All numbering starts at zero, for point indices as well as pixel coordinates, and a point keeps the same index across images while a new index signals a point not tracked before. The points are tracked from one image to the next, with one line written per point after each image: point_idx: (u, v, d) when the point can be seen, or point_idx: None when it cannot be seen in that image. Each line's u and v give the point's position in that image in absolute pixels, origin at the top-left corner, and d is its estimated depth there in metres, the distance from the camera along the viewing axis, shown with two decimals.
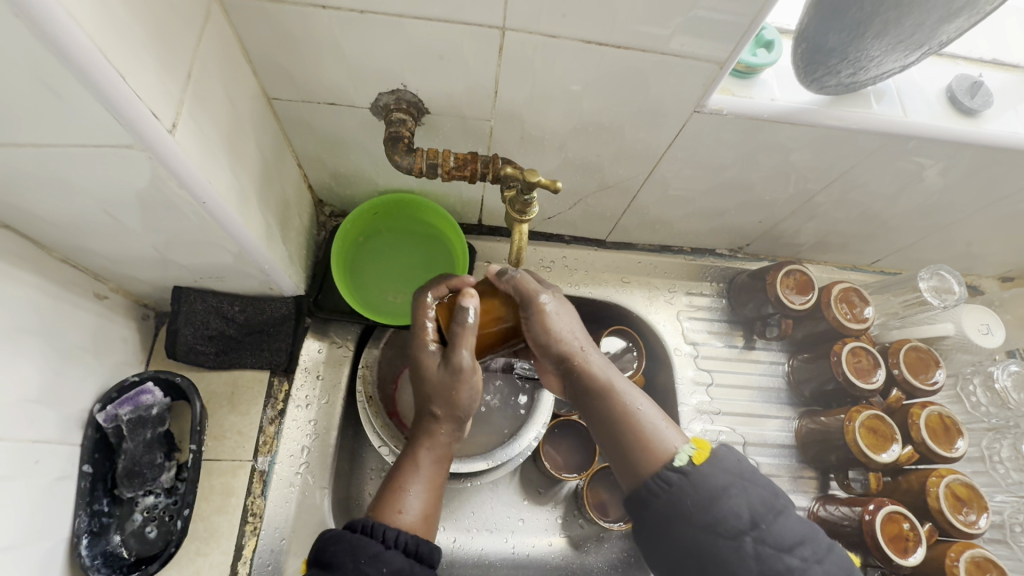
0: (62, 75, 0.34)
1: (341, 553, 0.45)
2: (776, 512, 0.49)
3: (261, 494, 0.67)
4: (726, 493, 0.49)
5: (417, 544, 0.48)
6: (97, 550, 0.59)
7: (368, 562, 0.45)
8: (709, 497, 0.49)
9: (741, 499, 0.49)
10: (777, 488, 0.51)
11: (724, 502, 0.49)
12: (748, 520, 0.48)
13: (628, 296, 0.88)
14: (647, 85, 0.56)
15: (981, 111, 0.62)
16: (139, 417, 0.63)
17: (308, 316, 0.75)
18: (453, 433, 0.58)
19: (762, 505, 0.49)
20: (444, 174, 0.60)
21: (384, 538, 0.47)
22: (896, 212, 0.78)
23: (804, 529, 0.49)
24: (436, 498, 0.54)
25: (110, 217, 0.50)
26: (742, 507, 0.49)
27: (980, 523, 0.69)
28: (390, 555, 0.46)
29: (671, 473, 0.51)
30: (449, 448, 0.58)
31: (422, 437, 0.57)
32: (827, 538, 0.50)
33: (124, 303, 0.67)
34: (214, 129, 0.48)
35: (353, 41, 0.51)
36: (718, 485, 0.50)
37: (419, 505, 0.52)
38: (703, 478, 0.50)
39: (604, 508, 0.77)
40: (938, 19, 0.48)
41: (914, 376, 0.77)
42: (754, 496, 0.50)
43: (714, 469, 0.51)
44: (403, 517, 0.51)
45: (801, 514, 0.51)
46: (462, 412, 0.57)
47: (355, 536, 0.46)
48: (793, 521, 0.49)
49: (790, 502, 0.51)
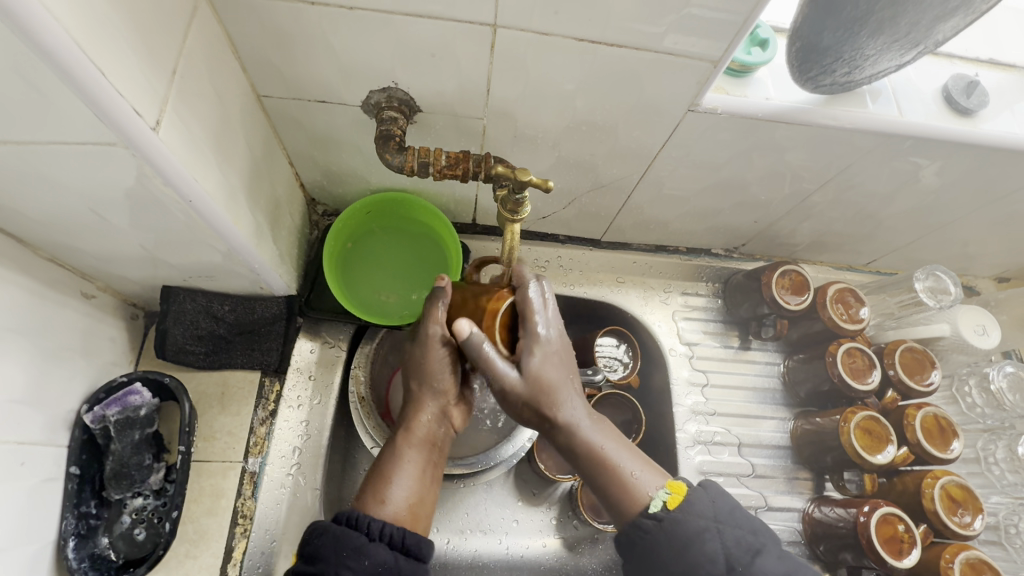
0: (42, 72, 0.33)
1: (324, 545, 0.45)
2: (754, 554, 0.49)
3: (251, 496, 0.66)
4: (700, 538, 0.49)
5: (403, 535, 0.47)
6: (83, 552, 0.58)
7: (351, 555, 0.45)
8: (684, 542, 0.49)
9: (716, 543, 0.49)
10: (756, 525, 0.51)
11: (697, 546, 0.49)
12: (724, 564, 0.48)
13: (623, 296, 0.87)
14: (641, 83, 0.55)
15: (977, 111, 0.62)
16: (126, 419, 0.62)
17: (300, 315, 0.75)
18: (435, 415, 0.58)
19: (739, 548, 0.49)
20: (436, 173, 0.59)
21: (369, 531, 0.47)
22: (892, 212, 0.78)
23: (786, 567, 0.49)
24: (424, 488, 0.54)
25: (97, 216, 0.49)
26: (718, 551, 0.49)
27: (974, 525, 0.68)
28: (374, 548, 0.46)
29: (647, 520, 0.51)
30: (434, 436, 0.58)
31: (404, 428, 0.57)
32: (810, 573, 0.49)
33: (113, 303, 0.67)
34: (201, 127, 0.48)
35: (343, 38, 0.51)
36: (693, 529, 0.50)
37: (404, 495, 0.52)
38: (677, 524, 0.50)
39: (598, 509, 0.76)
40: (933, 18, 0.47)
41: (910, 377, 0.76)
42: (729, 539, 0.50)
43: (689, 514, 0.51)
44: (387, 507, 0.51)
45: (781, 552, 0.50)
46: (438, 386, 0.58)
47: (339, 529, 0.46)
48: (774, 561, 0.49)
49: (768, 540, 0.51)
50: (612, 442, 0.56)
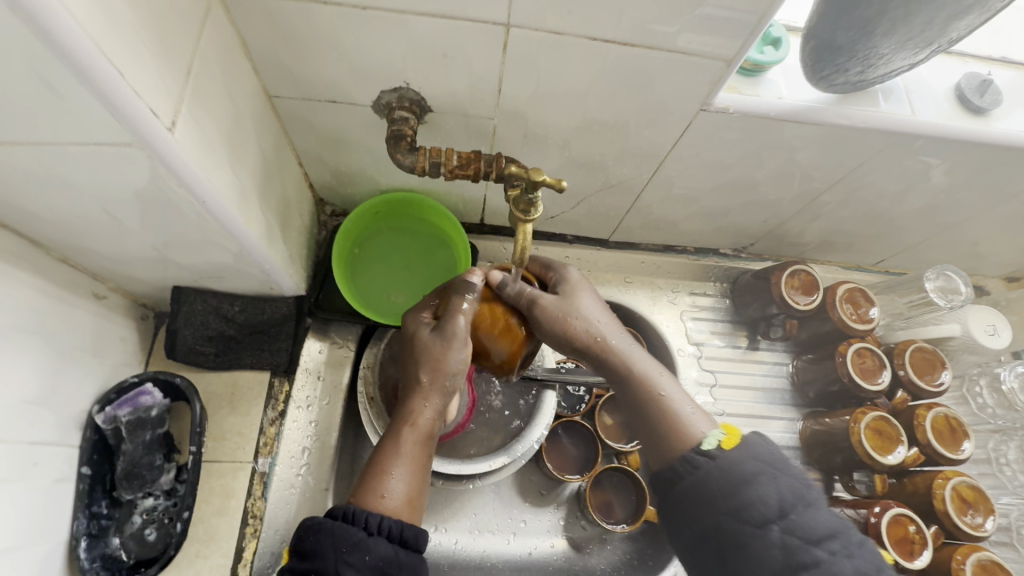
0: (60, 72, 0.33)
1: (321, 542, 0.45)
2: (807, 504, 0.47)
3: (261, 496, 0.66)
4: (754, 481, 0.48)
5: (401, 529, 0.47)
6: (95, 553, 0.58)
7: (350, 550, 0.44)
8: (737, 482, 0.48)
9: (769, 487, 0.48)
10: (808, 480, 0.50)
11: (750, 488, 0.48)
12: (776, 509, 0.47)
13: (631, 296, 0.87)
14: (652, 83, 0.55)
15: (990, 110, 0.62)
16: (137, 419, 0.62)
17: (309, 315, 0.74)
18: (437, 410, 0.56)
19: (791, 495, 0.48)
20: (447, 173, 0.59)
21: (367, 525, 0.46)
22: (902, 212, 0.78)
23: (836, 524, 0.47)
24: (422, 482, 0.53)
25: (109, 216, 0.49)
26: (770, 495, 0.47)
27: (986, 526, 0.68)
28: (373, 542, 0.45)
29: (698, 457, 0.51)
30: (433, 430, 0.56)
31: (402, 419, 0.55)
32: (861, 535, 0.47)
33: (123, 303, 0.67)
34: (214, 126, 0.48)
35: (355, 38, 0.51)
36: (747, 471, 0.49)
37: (402, 489, 0.50)
38: (732, 462, 0.49)
39: (608, 509, 0.77)
40: (949, 16, 0.47)
41: (920, 377, 0.76)
42: (783, 486, 0.48)
43: (743, 457, 0.50)
44: (387, 501, 0.49)
45: (834, 511, 0.48)
46: (448, 384, 0.56)
47: (335, 525, 0.46)
48: (823, 515, 0.47)
49: (821, 497, 0.49)
50: (667, 381, 0.58)
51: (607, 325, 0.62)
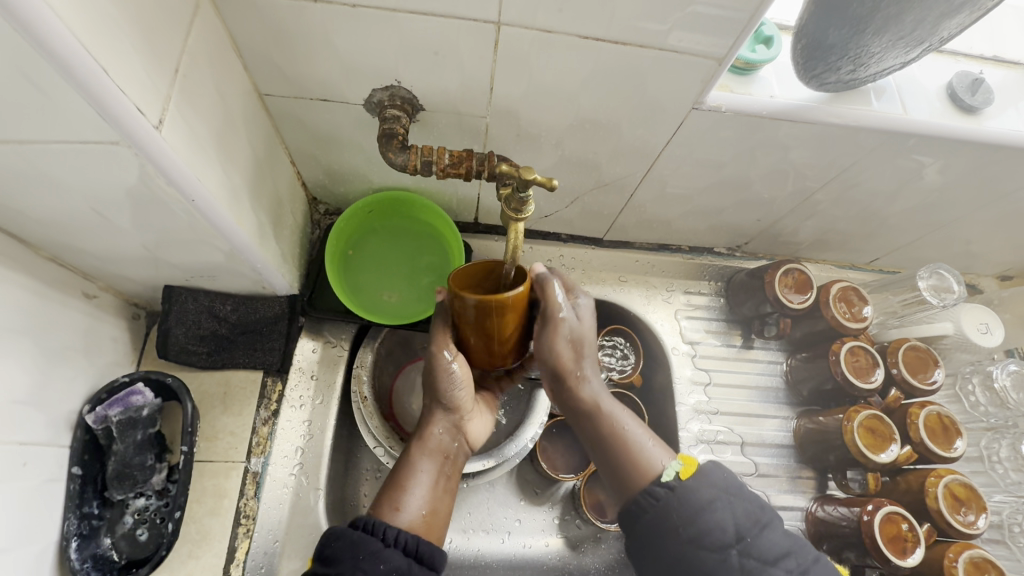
0: (45, 71, 0.33)
1: (341, 549, 0.45)
2: (762, 526, 0.50)
3: (254, 496, 0.66)
4: (711, 507, 0.50)
5: (418, 544, 0.47)
6: (86, 553, 0.58)
7: (367, 559, 0.44)
8: (695, 510, 0.50)
9: (726, 512, 0.50)
10: (763, 501, 0.52)
11: (708, 514, 0.50)
12: (734, 533, 0.49)
13: (625, 295, 0.87)
14: (644, 81, 0.55)
15: (981, 108, 0.62)
16: (128, 419, 0.62)
17: (302, 314, 0.75)
18: (450, 429, 0.58)
19: (747, 519, 0.50)
20: (439, 172, 0.59)
21: (385, 537, 0.47)
22: (895, 211, 0.78)
23: (790, 542, 0.50)
24: (439, 498, 0.54)
25: (98, 215, 0.49)
26: (727, 521, 0.49)
27: (978, 523, 0.68)
28: (390, 553, 0.45)
29: (658, 489, 0.52)
30: (447, 448, 0.58)
31: (420, 438, 0.57)
32: (813, 551, 0.50)
33: (115, 302, 0.66)
34: (204, 125, 0.48)
35: (346, 37, 0.51)
36: (704, 498, 0.51)
37: (419, 504, 0.52)
38: (690, 490, 0.51)
39: (601, 508, 0.76)
40: (939, 15, 0.47)
41: (914, 376, 0.76)
42: (738, 510, 0.50)
43: (701, 484, 0.51)
44: (402, 514, 0.51)
45: (787, 529, 0.51)
46: (455, 403, 0.58)
47: (356, 532, 0.46)
48: (777, 535, 0.50)
49: (774, 516, 0.51)
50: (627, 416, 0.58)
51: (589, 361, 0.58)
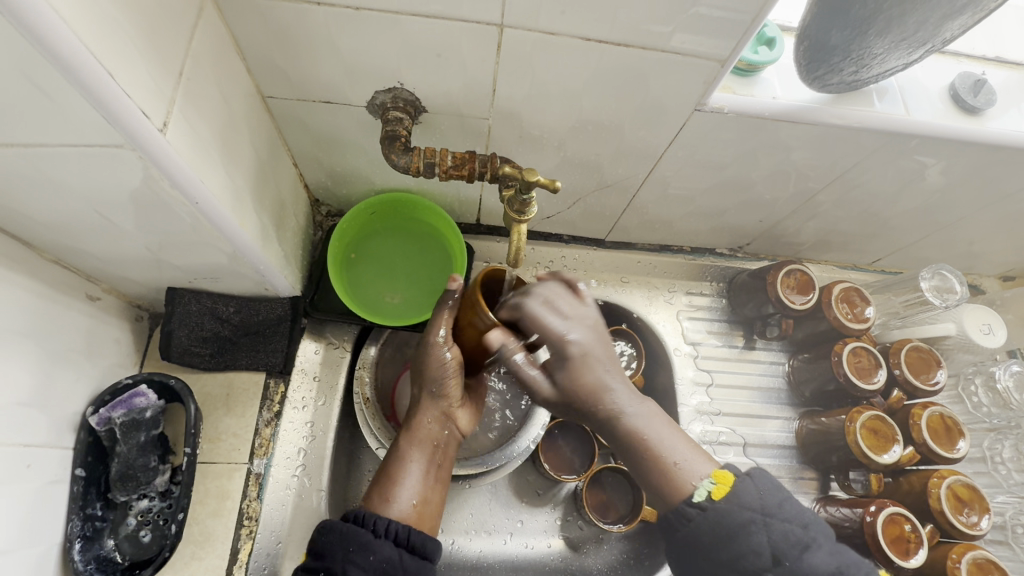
0: (51, 75, 0.33)
1: (333, 542, 0.47)
2: (803, 548, 0.48)
3: (256, 498, 0.66)
4: (746, 533, 0.49)
5: (408, 533, 0.49)
6: (89, 555, 0.58)
7: (357, 550, 0.46)
8: (730, 535, 0.49)
9: (762, 536, 0.49)
10: (807, 519, 0.50)
11: (742, 539, 0.49)
12: (770, 557, 0.48)
13: (627, 296, 0.87)
14: (647, 83, 0.55)
15: (984, 109, 0.62)
16: (131, 421, 0.61)
17: (304, 316, 0.75)
18: (441, 420, 0.60)
19: (786, 542, 0.49)
20: (441, 173, 0.59)
21: (375, 528, 0.48)
22: (897, 211, 0.78)
23: (835, 564, 0.48)
24: (429, 490, 0.56)
25: (102, 218, 0.49)
26: (763, 545, 0.48)
27: (982, 525, 0.68)
28: (379, 544, 0.47)
29: (690, 510, 0.51)
30: (438, 439, 0.59)
31: (410, 430, 0.59)
32: (863, 569, 0.48)
33: (117, 304, 0.66)
34: (207, 128, 0.48)
35: (349, 39, 0.51)
36: (738, 522, 0.49)
37: (409, 496, 0.54)
38: (722, 514, 0.50)
39: (604, 508, 0.77)
40: (942, 16, 0.47)
41: (916, 376, 0.76)
42: (775, 532, 0.49)
43: (734, 507, 0.50)
44: (393, 505, 0.53)
45: (833, 546, 0.49)
46: (443, 394, 0.60)
47: (346, 525, 0.48)
48: (820, 557, 0.48)
49: (818, 535, 0.49)
50: (656, 428, 0.57)
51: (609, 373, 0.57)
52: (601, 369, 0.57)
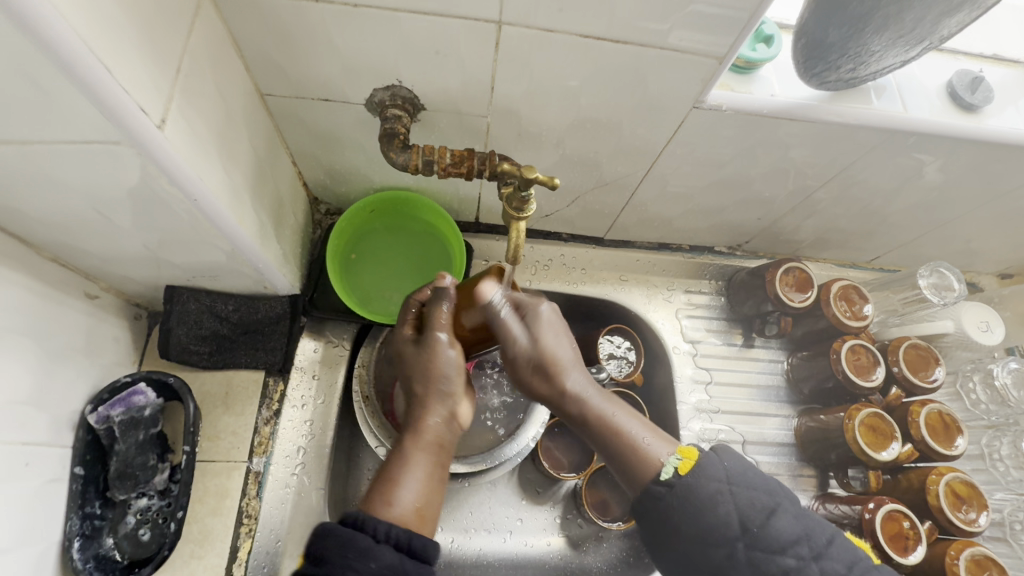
0: (49, 71, 0.33)
1: (331, 548, 0.43)
2: (768, 514, 0.50)
3: (256, 496, 0.66)
4: (713, 502, 0.50)
5: (410, 539, 0.46)
6: (88, 553, 0.58)
7: (358, 556, 0.43)
8: (698, 507, 0.50)
9: (729, 505, 0.50)
10: (771, 486, 0.52)
11: (711, 510, 0.50)
12: (739, 526, 0.49)
13: (626, 294, 0.87)
14: (645, 80, 0.55)
15: (981, 106, 0.62)
16: (130, 420, 0.62)
17: (303, 314, 0.75)
18: (444, 417, 0.57)
19: (752, 509, 0.50)
20: (440, 171, 0.59)
21: (376, 533, 0.46)
22: (895, 209, 0.78)
23: (801, 527, 0.49)
24: (431, 489, 0.52)
25: (100, 216, 0.49)
26: (731, 514, 0.49)
27: (980, 521, 0.68)
28: (380, 550, 0.44)
29: (659, 488, 0.52)
30: (442, 438, 0.56)
31: (412, 430, 0.55)
32: (827, 530, 0.50)
33: (116, 303, 0.66)
34: (205, 125, 0.48)
35: (347, 37, 0.51)
36: (705, 493, 0.50)
37: (411, 498, 0.50)
38: (689, 488, 0.51)
39: (603, 506, 0.76)
40: (939, 13, 0.47)
41: (915, 373, 0.76)
42: (742, 500, 0.50)
43: (700, 478, 0.51)
44: (395, 509, 0.49)
45: (797, 510, 0.51)
46: (447, 391, 0.57)
47: (345, 530, 0.44)
48: (784, 520, 0.50)
49: (783, 499, 0.51)
50: (620, 410, 0.58)
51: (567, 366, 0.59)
52: (557, 355, 0.58)
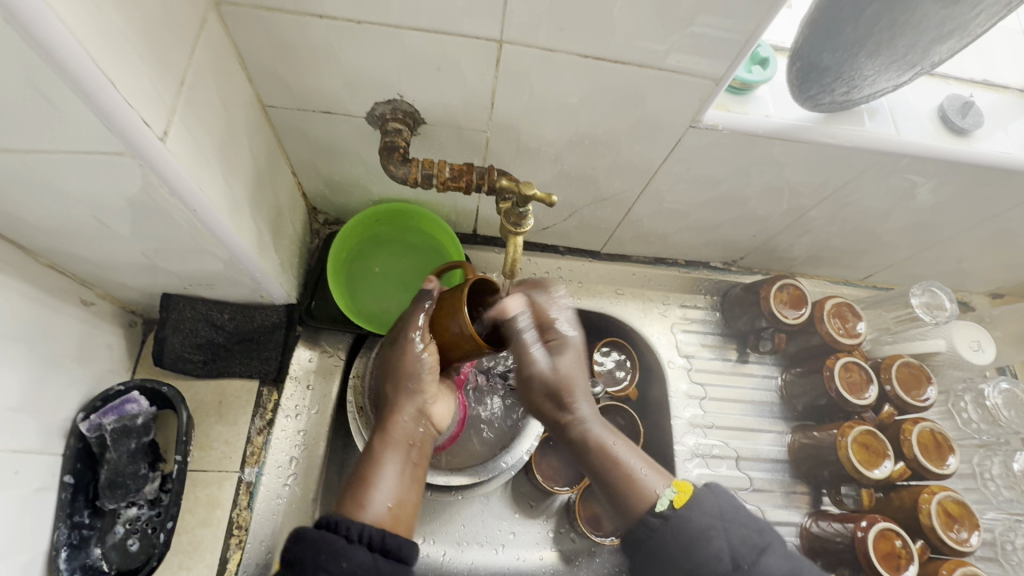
0: (54, 83, 0.33)
1: (304, 551, 0.45)
2: (760, 552, 0.50)
3: (247, 506, 0.66)
4: (706, 537, 0.51)
5: (383, 537, 0.48)
6: (75, 563, 0.58)
7: (330, 559, 0.44)
8: (690, 539, 0.52)
9: (721, 540, 0.51)
10: (762, 525, 0.52)
11: (703, 544, 0.51)
12: (731, 562, 0.50)
13: (621, 308, 0.87)
14: (642, 100, 0.56)
15: (972, 131, 0.63)
16: (123, 427, 0.61)
17: (299, 324, 0.75)
18: (414, 419, 0.62)
19: (744, 546, 0.50)
20: (439, 184, 0.60)
21: (348, 534, 0.47)
22: (888, 229, 0.79)
23: (791, 566, 0.49)
24: (403, 489, 0.57)
25: (100, 224, 0.49)
26: (723, 549, 0.50)
27: (971, 541, 0.68)
28: (353, 550, 0.46)
29: (654, 519, 0.55)
30: (411, 436, 0.62)
31: (385, 431, 0.60)
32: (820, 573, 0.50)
33: (112, 310, 0.66)
34: (207, 135, 0.48)
35: (351, 53, 0.52)
36: (698, 527, 0.52)
37: (383, 499, 0.54)
38: (683, 520, 0.53)
39: (596, 521, 0.75)
40: (929, 41, 0.48)
41: (907, 393, 0.77)
42: (734, 537, 0.51)
43: (693, 512, 0.53)
44: (368, 511, 0.52)
45: (788, 552, 0.51)
46: (416, 389, 0.62)
47: (319, 533, 0.46)
48: (778, 560, 0.49)
49: (774, 539, 0.52)
50: (622, 444, 0.64)
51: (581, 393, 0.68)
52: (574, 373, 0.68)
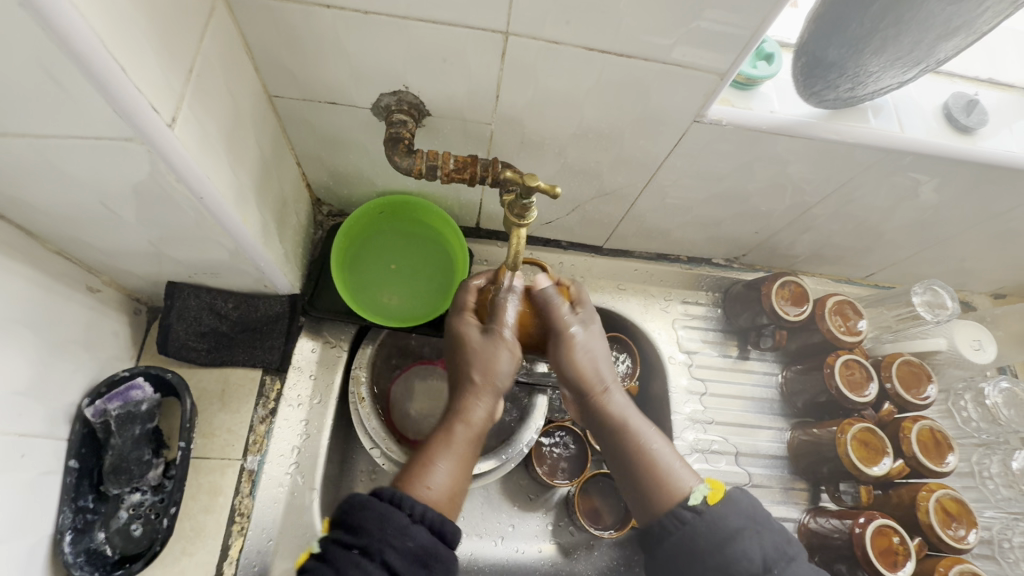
0: (65, 67, 0.34)
1: (368, 519, 0.44)
2: (789, 559, 0.49)
3: (249, 494, 0.66)
4: (739, 536, 0.50)
5: (444, 523, 0.46)
6: (80, 547, 0.58)
7: (396, 535, 0.44)
8: (723, 538, 0.50)
9: (754, 544, 0.50)
10: (791, 535, 0.52)
11: (735, 545, 0.49)
12: (761, 564, 0.49)
13: (623, 303, 0.88)
14: (647, 93, 0.56)
15: (976, 129, 0.63)
16: (127, 414, 0.63)
17: (302, 314, 0.75)
18: (489, 410, 0.56)
19: (775, 551, 0.50)
20: (443, 176, 0.60)
21: (412, 512, 0.46)
22: (892, 226, 0.79)
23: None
24: (463, 477, 0.52)
25: (107, 210, 0.49)
26: (755, 551, 0.49)
27: (969, 538, 0.69)
28: (416, 531, 0.45)
29: (686, 512, 0.52)
30: (485, 426, 0.55)
31: (458, 415, 0.54)
32: None
33: (117, 297, 0.67)
34: (215, 124, 0.48)
35: (358, 43, 0.52)
36: (732, 526, 0.50)
37: (445, 482, 0.50)
38: (718, 518, 0.51)
39: (595, 515, 0.77)
40: (935, 37, 0.48)
41: (907, 391, 0.77)
42: (766, 542, 0.50)
43: (729, 511, 0.51)
44: (432, 492, 0.49)
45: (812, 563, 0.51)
46: (500, 380, 0.56)
47: (384, 505, 0.45)
48: (804, 566, 0.50)
49: (801, 550, 0.51)
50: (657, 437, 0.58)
51: (608, 375, 0.60)
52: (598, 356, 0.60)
